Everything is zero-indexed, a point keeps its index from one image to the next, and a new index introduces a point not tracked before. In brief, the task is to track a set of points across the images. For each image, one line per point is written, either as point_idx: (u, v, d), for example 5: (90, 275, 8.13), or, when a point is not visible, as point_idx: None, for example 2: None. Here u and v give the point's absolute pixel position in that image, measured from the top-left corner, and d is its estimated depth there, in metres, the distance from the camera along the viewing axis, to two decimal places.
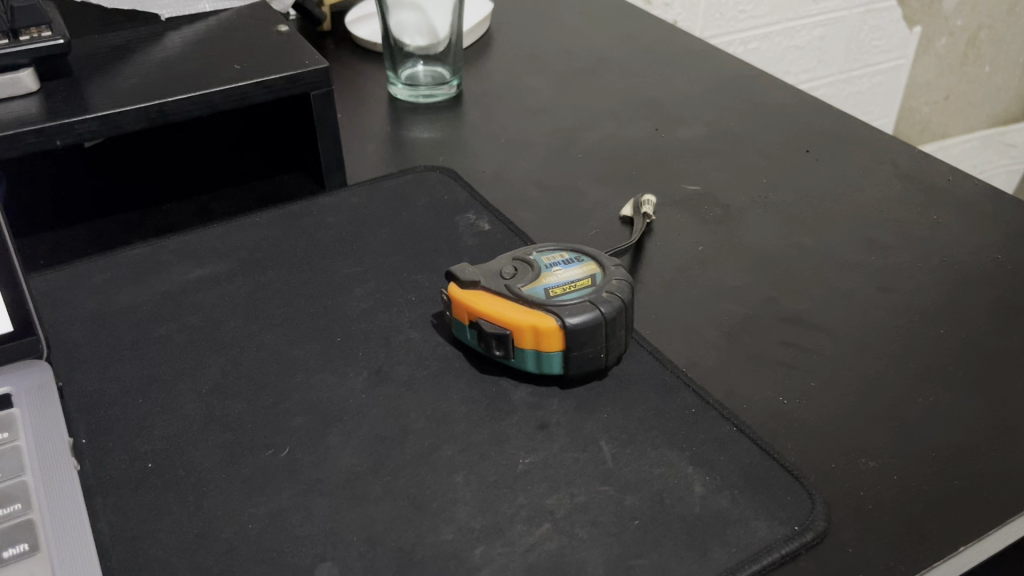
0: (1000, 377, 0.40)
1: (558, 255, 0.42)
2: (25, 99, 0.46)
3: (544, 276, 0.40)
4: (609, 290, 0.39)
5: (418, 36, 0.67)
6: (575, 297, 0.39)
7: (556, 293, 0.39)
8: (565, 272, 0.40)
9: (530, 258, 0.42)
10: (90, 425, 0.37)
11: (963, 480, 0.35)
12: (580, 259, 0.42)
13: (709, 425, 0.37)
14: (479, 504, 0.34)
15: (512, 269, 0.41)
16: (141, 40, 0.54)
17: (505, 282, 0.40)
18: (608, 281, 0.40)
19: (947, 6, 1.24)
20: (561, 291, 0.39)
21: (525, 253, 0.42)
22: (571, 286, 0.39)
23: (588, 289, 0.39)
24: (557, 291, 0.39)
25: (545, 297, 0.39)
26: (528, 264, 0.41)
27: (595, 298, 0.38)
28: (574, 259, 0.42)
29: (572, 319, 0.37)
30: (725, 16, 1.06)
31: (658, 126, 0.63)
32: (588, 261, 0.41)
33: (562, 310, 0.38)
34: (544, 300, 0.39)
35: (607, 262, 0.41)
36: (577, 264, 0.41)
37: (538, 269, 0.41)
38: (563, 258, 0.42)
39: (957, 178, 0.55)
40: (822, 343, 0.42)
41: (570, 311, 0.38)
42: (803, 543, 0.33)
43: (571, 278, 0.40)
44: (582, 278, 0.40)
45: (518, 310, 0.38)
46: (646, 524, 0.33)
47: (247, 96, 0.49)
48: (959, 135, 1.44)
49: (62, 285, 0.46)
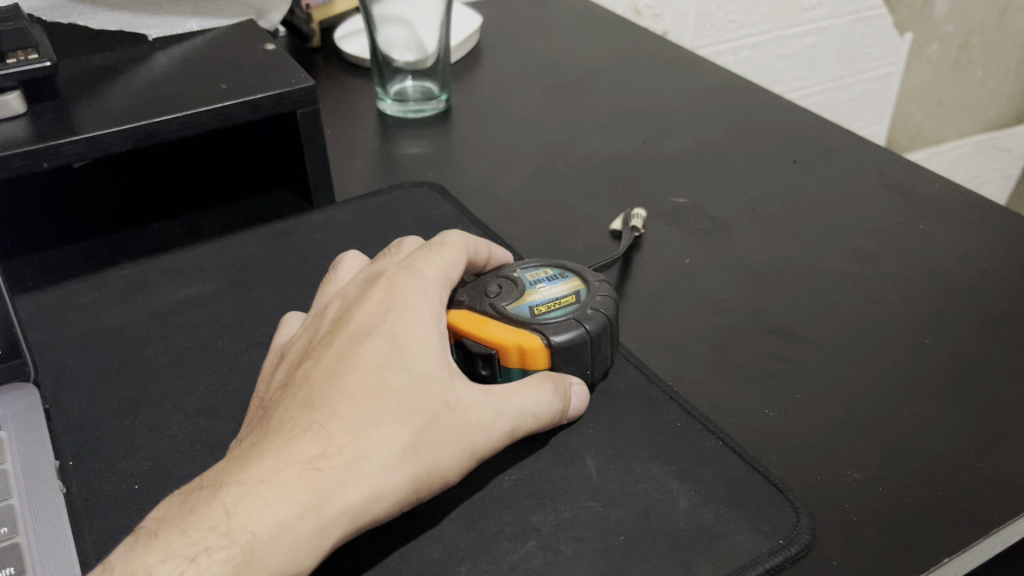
0: (986, 388, 0.40)
1: (542, 272, 0.42)
2: (12, 122, 0.46)
3: (529, 295, 0.40)
4: (594, 306, 0.39)
5: (406, 51, 0.67)
6: (559, 315, 0.39)
7: (540, 311, 0.39)
8: (550, 289, 0.40)
9: (516, 276, 0.41)
10: (77, 446, 0.37)
11: (947, 491, 0.35)
12: (564, 275, 0.42)
13: (694, 439, 0.38)
14: (465, 522, 0.34)
15: (495, 287, 0.41)
16: (129, 61, 0.54)
17: (489, 301, 0.40)
18: (593, 297, 0.40)
19: (938, 13, 1.21)
20: (546, 308, 0.39)
21: (508, 272, 0.42)
22: (556, 304, 0.39)
23: (572, 306, 0.39)
24: (541, 309, 0.39)
25: (529, 315, 0.39)
26: (512, 282, 0.41)
27: (580, 316, 0.38)
28: (558, 276, 0.41)
29: (557, 338, 0.37)
30: (715, 25, 1.03)
31: (646, 138, 0.63)
32: (572, 277, 0.41)
33: (546, 329, 0.38)
34: (529, 318, 0.38)
35: (591, 279, 0.41)
36: (561, 281, 0.41)
37: (523, 287, 0.40)
38: (547, 275, 0.42)
39: (943, 188, 0.56)
40: (807, 354, 0.43)
41: (554, 329, 0.38)
42: (787, 556, 0.33)
43: (556, 295, 0.40)
44: (565, 295, 0.40)
45: (504, 329, 0.38)
46: (630, 540, 0.33)
47: (234, 115, 0.49)
48: (954, 140, 1.41)
49: (52, 307, 0.46)
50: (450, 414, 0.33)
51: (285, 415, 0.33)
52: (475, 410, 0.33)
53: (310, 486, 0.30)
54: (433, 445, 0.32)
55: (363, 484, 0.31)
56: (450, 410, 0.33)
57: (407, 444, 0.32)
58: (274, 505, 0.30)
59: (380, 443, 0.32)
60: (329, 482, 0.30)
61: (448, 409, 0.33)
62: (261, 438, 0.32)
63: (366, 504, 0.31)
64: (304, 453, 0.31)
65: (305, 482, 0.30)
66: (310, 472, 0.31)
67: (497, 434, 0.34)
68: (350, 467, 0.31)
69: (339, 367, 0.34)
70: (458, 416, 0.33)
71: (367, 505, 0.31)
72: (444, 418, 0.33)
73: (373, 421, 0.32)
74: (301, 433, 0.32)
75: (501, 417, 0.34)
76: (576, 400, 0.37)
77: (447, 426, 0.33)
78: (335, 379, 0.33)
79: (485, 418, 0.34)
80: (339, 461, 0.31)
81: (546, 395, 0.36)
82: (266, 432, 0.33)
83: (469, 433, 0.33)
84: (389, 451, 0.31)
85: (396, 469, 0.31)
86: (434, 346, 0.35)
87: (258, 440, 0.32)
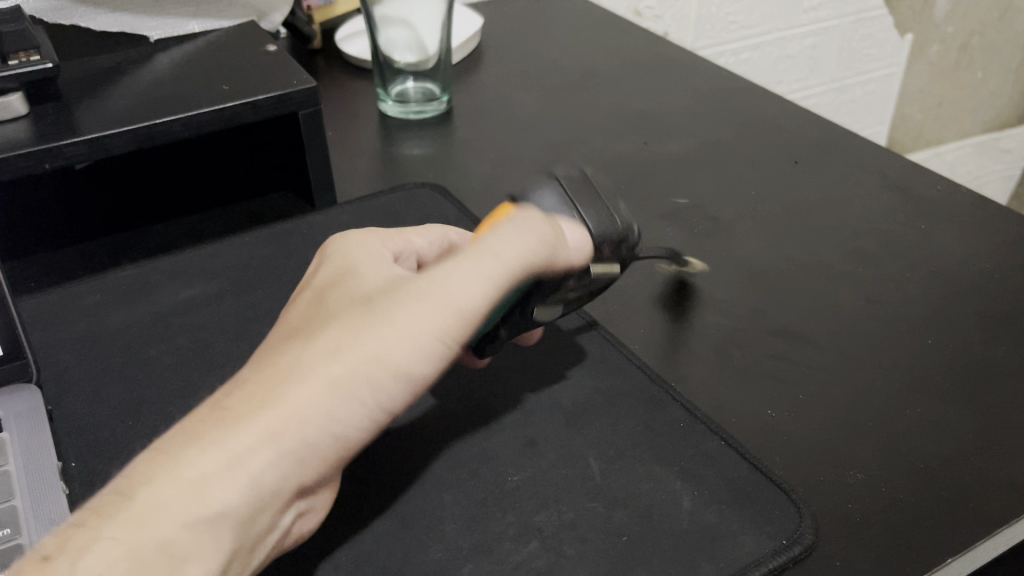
0: (988, 388, 0.40)
1: None
2: (14, 124, 0.46)
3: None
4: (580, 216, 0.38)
5: (408, 52, 0.67)
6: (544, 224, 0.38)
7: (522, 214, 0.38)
8: None
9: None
10: (79, 447, 0.37)
11: (950, 491, 0.35)
12: None
13: (697, 439, 0.38)
14: (467, 522, 0.34)
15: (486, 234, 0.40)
16: (130, 62, 0.54)
17: None
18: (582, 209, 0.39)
19: (938, 14, 1.20)
20: None
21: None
22: None
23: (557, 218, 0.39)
24: None
25: None
26: None
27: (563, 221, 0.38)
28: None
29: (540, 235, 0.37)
30: (715, 26, 1.03)
31: (647, 139, 0.63)
32: None
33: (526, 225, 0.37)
34: None
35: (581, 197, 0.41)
36: None
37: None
38: None
39: (944, 188, 0.56)
40: (809, 354, 0.43)
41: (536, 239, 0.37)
42: (790, 557, 0.33)
43: None
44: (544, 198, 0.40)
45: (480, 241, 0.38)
46: (633, 540, 0.33)
47: (236, 116, 0.49)
48: (955, 141, 1.41)
49: (54, 308, 0.46)
50: (370, 307, 0.31)
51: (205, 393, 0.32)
52: (407, 290, 0.31)
53: (229, 405, 0.28)
54: (354, 337, 0.29)
55: (272, 390, 0.28)
56: (372, 305, 0.31)
57: (320, 343, 0.29)
58: (172, 444, 0.27)
59: (289, 353, 0.29)
60: (233, 403, 0.28)
61: (369, 305, 0.31)
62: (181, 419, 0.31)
63: (280, 408, 0.28)
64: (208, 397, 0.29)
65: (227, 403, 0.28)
66: (210, 406, 0.28)
67: (442, 295, 0.31)
68: (272, 378, 0.29)
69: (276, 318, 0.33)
70: (389, 301, 0.31)
71: (283, 408, 0.28)
72: (366, 310, 0.30)
73: (293, 339, 0.30)
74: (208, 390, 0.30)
75: (448, 284, 0.31)
76: (573, 246, 0.37)
77: (373, 313, 0.30)
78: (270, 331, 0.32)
79: (426, 296, 0.31)
80: (257, 376, 0.29)
81: (522, 228, 0.34)
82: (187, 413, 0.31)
83: (404, 310, 0.30)
84: (300, 354, 0.29)
85: (322, 364, 0.29)
86: (366, 272, 0.34)
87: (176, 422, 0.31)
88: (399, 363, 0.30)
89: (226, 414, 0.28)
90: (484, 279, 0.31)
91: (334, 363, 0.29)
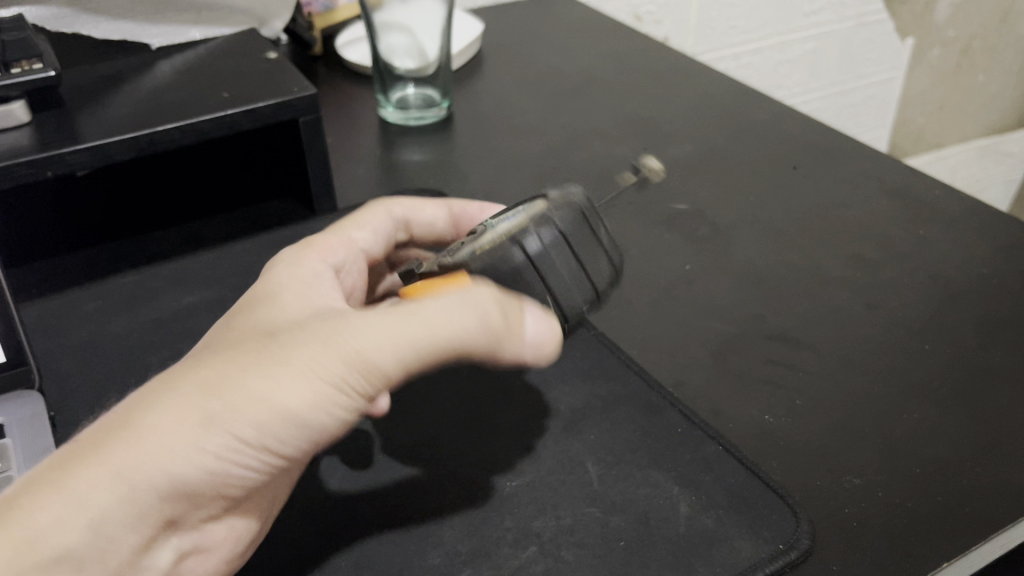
0: (985, 393, 0.40)
1: (511, 213, 0.38)
2: (17, 132, 0.47)
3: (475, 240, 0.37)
4: (544, 219, 0.35)
5: (408, 59, 0.68)
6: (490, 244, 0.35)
7: (480, 252, 0.35)
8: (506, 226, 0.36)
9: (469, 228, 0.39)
10: None
11: (946, 496, 0.35)
12: (525, 206, 0.37)
13: (695, 445, 0.38)
14: (466, 528, 0.35)
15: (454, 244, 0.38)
16: (132, 69, 0.55)
17: (437, 261, 0.38)
18: (535, 220, 0.35)
19: (939, 17, 1.20)
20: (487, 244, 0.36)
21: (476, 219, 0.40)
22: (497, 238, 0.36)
23: (509, 231, 0.35)
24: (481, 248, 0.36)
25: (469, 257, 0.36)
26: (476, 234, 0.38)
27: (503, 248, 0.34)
28: (513, 208, 0.38)
29: (479, 277, 0.35)
30: (716, 30, 1.03)
31: (646, 145, 0.63)
32: (531, 206, 0.37)
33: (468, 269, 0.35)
34: (463, 262, 0.36)
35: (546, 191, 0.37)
36: (522, 212, 0.36)
37: (475, 233, 0.38)
38: (513, 213, 0.37)
39: (943, 194, 0.56)
40: (808, 359, 0.43)
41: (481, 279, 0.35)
42: (787, 562, 0.33)
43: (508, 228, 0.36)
44: (514, 227, 0.35)
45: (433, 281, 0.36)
46: (631, 545, 0.33)
47: (237, 124, 0.50)
48: (956, 145, 1.40)
49: (57, 314, 0.47)
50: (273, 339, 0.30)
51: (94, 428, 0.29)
52: (310, 321, 0.31)
53: (102, 431, 0.28)
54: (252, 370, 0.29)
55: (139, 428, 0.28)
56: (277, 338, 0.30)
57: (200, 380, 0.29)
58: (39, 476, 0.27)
59: (184, 372, 0.29)
60: (97, 445, 0.27)
61: (272, 336, 0.31)
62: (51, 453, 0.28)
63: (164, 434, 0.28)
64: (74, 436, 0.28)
65: (92, 440, 0.27)
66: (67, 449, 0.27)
67: (354, 326, 0.31)
68: (142, 399, 0.28)
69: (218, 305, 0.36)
70: (292, 332, 0.31)
71: (164, 443, 0.28)
72: (276, 318, 0.32)
73: (206, 343, 0.32)
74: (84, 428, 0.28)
75: (350, 334, 0.31)
76: (531, 341, 0.34)
77: (276, 346, 0.30)
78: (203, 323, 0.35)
79: (349, 332, 0.31)
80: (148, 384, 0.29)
81: (450, 300, 0.32)
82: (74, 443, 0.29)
83: (303, 348, 0.30)
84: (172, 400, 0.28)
85: (201, 394, 0.29)
86: (290, 275, 0.35)
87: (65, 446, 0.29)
88: (310, 408, 0.30)
89: (104, 425, 0.28)
90: (407, 335, 0.31)
91: (254, 382, 0.29)
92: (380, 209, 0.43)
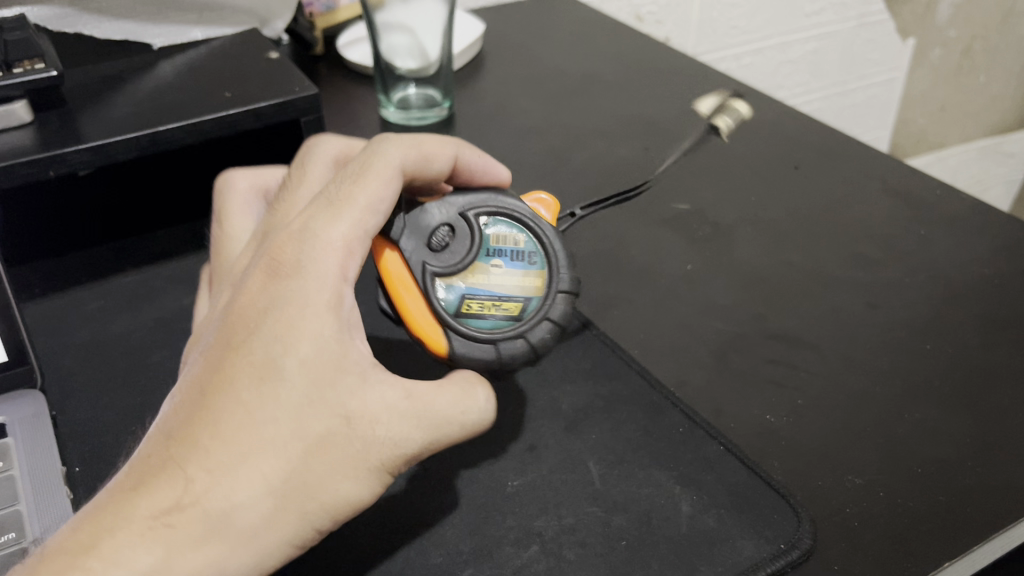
0: (986, 393, 0.40)
1: (512, 240, 0.39)
2: (19, 131, 0.47)
3: (472, 272, 0.38)
4: (550, 317, 0.37)
5: (409, 58, 0.68)
6: (485, 324, 0.37)
7: (469, 310, 0.37)
8: (501, 279, 0.38)
9: (477, 226, 0.39)
10: (83, 452, 0.38)
11: (948, 495, 0.35)
12: (534, 261, 0.39)
13: (697, 445, 0.38)
14: (469, 527, 0.35)
15: (448, 229, 0.39)
16: (134, 69, 0.55)
17: (427, 263, 0.37)
18: (541, 316, 0.37)
19: (940, 17, 1.19)
20: (477, 307, 0.37)
21: (483, 210, 0.39)
22: (490, 307, 0.37)
23: (505, 319, 0.37)
24: (472, 306, 0.37)
25: (455, 309, 0.37)
26: (472, 240, 0.38)
27: (504, 343, 0.37)
28: (525, 257, 0.39)
29: (461, 351, 0.36)
30: (717, 31, 1.03)
31: (648, 145, 0.63)
32: (537, 269, 0.39)
33: (457, 340, 0.36)
34: (450, 311, 0.37)
35: (559, 283, 0.38)
36: (520, 270, 0.39)
37: (476, 254, 0.38)
38: (514, 250, 0.39)
39: (944, 194, 0.56)
40: (809, 359, 0.43)
41: (464, 346, 0.36)
42: (789, 561, 0.33)
43: (502, 294, 0.38)
44: (509, 325, 0.37)
45: (419, 309, 0.37)
46: (633, 545, 0.33)
47: (238, 123, 0.50)
48: (957, 145, 1.40)
49: (59, 314, 0.47)
50: (346, 427, 0.30)
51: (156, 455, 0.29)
52: (378, 407, 0.30)
53: (200, 527, 0.28)
54: (323, 467, 0.29)
55: (232, 520, 0.28)
56: (348, 423, 0.30)
57: (283, 473, 0.29)
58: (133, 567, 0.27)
59: (257, 455, 0.28)
60: (186, 537, 0.27)
61: (347, 424, 0.30)
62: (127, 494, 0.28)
63: (253, 528, 0.28)
64: (156, 503, 0.28)
65: (194, 536, 0.27)
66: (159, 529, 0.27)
67: (417, 421, 0.31)
68: (234, 496, 0.28)
69: (254, 313, 0.31)
70: (365, 422, 0.30)
71: (252, 535, 0.28)
72: (343, 389, 0.30)
73: (267, 394, 0.29)
74: (159, 478, 0.28)
75: (413, 432, 0.31)
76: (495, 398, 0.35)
77: (353, 441, 0.30)
78: (243, 335, 0.30)
79: (415, 429, 0.31)
80: (229, 466, 0.28)
81: (478, 398, 0.33)
82: (146, 470, 0.28)
83: (374, 446, 0.30)
84: (259, 489, 0.28)
85: (287, 494, 0.29)
86: (340, 302, 0.31)
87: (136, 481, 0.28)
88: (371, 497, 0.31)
89: (203, 519, 0.28)
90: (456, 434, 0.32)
91: (326, 474, 0.29)
92: (394, 173, 0.35)
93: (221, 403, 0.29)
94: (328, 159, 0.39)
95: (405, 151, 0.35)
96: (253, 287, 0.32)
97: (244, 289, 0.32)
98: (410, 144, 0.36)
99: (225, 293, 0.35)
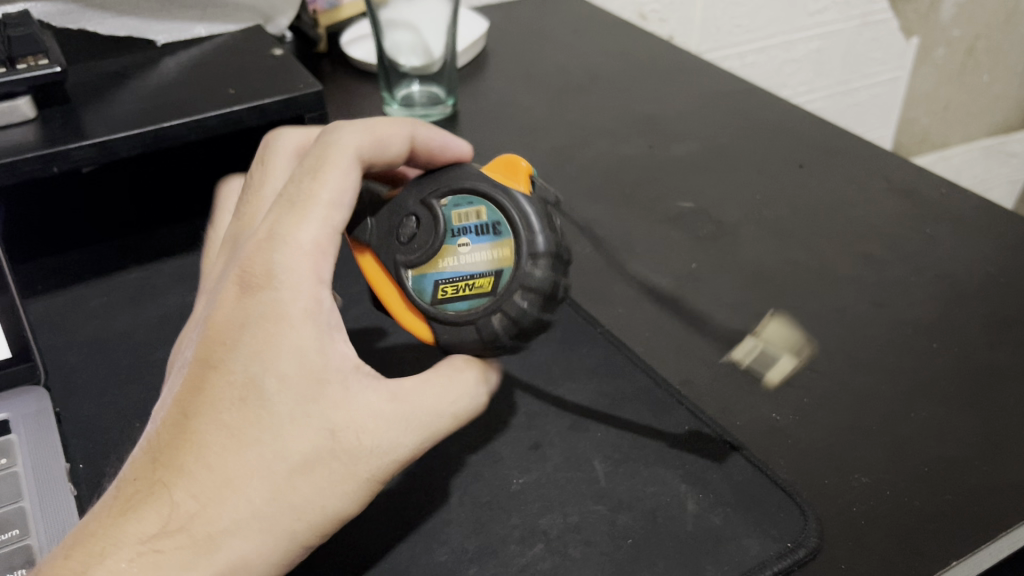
0: (993, 392, 0.40)
1: (473, 213, 0.36)
2: (23, 127, 0.47)
3: (442, 257, 0.36)
4: (522, 289, 0.35)
5: (412, 56, 0.68)
6: (464, 305, 0.36)
7: (445, 296, 0.36)
8: (470, 254, 0.36)
9: (440, 209, 0.36)
10: (86, 449, 0.38)
11: (955, 494, 0.35)
12: (498, 229, 0.36)
13: (702, 443, 0.38)
14: (474, 524, 0.35)
15: (415, 218, 0.37)
16: (137, 66, 0.55)
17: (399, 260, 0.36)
18: (510, 289, 0.35)
19: (944, 16, 1.19)
20: (451, 290, 0.36)
21: (443, 190, 0.37)
22: (463, 286, 0.36)
23: (483, 295, 0.36)
24: (446, 291, 0.36)
25: (430, 300, 0.36)
26: (433, 226, 0.36)
27: (482, 325, 0.35)
28: (490, 227, 0.36)
29: (447, 340, 0.36)
30: (721, 29, 1.03)
31: (652, 143, 0.63)
32: (504, 237, 0.36)
33: (442, 330, 0.36)
34: (427, 301, 0.36)
35: (525, 250, 0.35)
36: (488, 241, 0.36)
37: (442, 236, 0.36)
38: (478, 222, 0.36)
39: (950, 193, 0.56)
40: (815, 357, 0.43)
41: (448, 334, 0.36)
42: (796, 560, 0.32)
43: (472, 270, 0.36)
44: (486, 302, 0.35)
45: (401, 308, 0.37)
46: (638, 543, 0.33)
47: (243, 120, 0.49)
48: (960, 145, 1.40)
49: (63, 311, 0.47)
50: (335, 442, 0.30)
51: (141, 482, 0.29)
52: (364, 417, 0.31)
53: (191, 551, 0.28)
54: (311, 482, 0.30)
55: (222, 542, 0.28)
56: (335, 437, 0.30)
57: (271, 492, 0.29)
58: None
59: (245, 479, 0.29)
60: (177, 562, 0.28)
61: (334, 438, 0.30)
62: (115, 523, 0.29)
63: (247, 551, 0.29)
64: (144, 530, 0.28)
65: (185, 561, 0.28)
66: (149, 555, 0.28)
67: (401, 423, 0.31)
68: (223, 518, 0.29)
69: (231, 329, 0.31)
70: (351, 433, 0.30)
71: (246, 556, 0.29)
72: (327, 401, 0.30)
73: (247, 417, 0.29)
74: (146, 504, 0.29)
75: (402, 440, 0.31)
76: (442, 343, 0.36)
77: (340, 454, 0.30)
78: (221, 353, 0.31)
79: (398, 433, 0.31)
80: (215, 488, 0.29)
81: (467, 385, 0.33)
82: (132, 499, 0.29)
83: (361, 457, 0.30)
84: (247, 511, 0.29)
85: (275, 513, 0.29)
86: (319, 310, 0.31)
87: (123, 509, 0.29)
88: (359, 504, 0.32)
89: (193, 544, 0.28)
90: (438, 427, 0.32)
91: (314, 487, 0.30)
92: (353, 163, 0.34)
93: (201, 427, 0.29)
94: (288, 151, 0.38)
95: (360, 137, 0.34)
96: (227, 302, 0.31)
97: (218, 303, 0.32)
98: (364, 130, 0.35)
99: (202, 301, 0.35)
